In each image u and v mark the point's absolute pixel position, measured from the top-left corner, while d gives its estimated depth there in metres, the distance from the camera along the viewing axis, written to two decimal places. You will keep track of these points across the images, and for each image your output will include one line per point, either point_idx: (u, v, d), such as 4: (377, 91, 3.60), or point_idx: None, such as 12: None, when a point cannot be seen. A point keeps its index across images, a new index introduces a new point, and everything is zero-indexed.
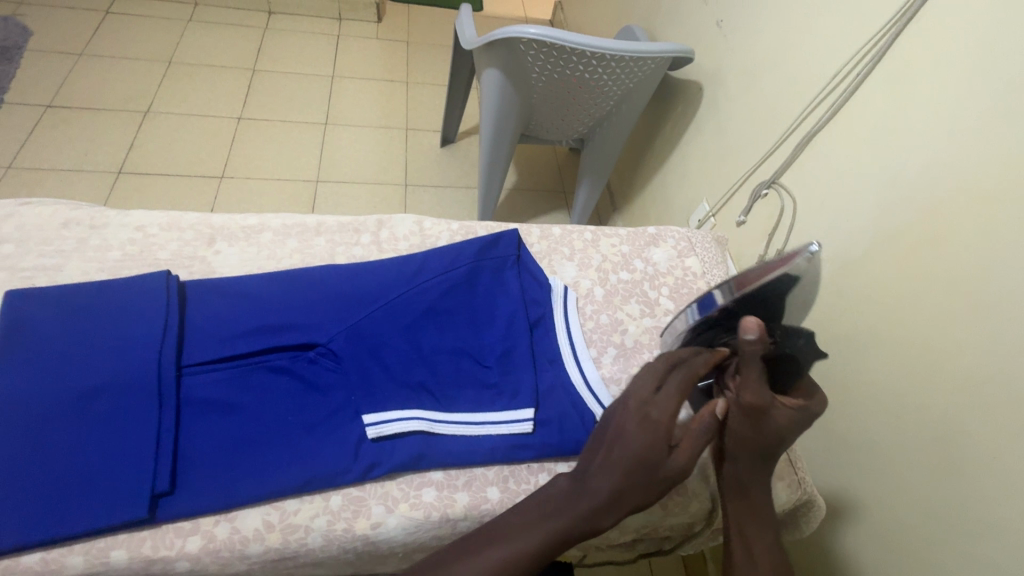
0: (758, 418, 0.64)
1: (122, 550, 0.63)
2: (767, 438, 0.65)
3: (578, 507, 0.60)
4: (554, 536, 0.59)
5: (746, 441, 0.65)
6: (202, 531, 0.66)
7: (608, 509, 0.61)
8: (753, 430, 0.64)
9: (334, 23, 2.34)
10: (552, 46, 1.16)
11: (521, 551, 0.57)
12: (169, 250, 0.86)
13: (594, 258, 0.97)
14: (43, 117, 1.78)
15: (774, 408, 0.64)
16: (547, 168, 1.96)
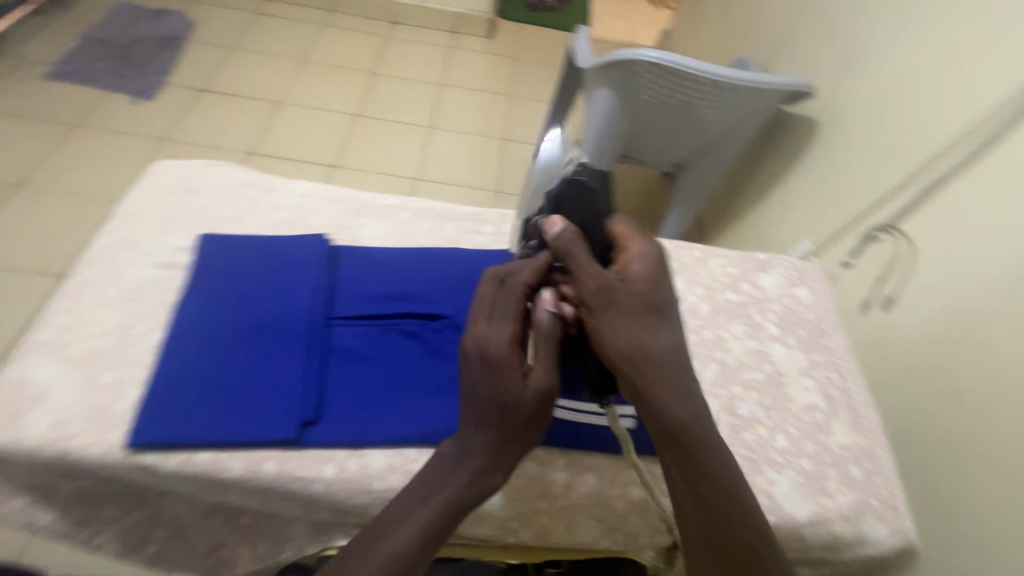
0: (612, 304, 0.59)
1: (273, 464, 0.62)
2: (631, 319, 0.59)
3: (452, 483, 0.56)
4: (445, 505, 0.55)
5: (623, 339, 0.57)
6: (338, 461, 0.64)
7: (483, 471, 0.57)
8: (616, 321, 0.58)
9: (450, 37, 2.50)
10: (670, 70, 1.19)
11: (409, 548, 0.52)
12: (324, 217, 0.87)
13: (702, 274, 0.84)
14: (199, 99, 2.02)
15: (620, 285, 0.59)
16: (634, 192, 1.97)
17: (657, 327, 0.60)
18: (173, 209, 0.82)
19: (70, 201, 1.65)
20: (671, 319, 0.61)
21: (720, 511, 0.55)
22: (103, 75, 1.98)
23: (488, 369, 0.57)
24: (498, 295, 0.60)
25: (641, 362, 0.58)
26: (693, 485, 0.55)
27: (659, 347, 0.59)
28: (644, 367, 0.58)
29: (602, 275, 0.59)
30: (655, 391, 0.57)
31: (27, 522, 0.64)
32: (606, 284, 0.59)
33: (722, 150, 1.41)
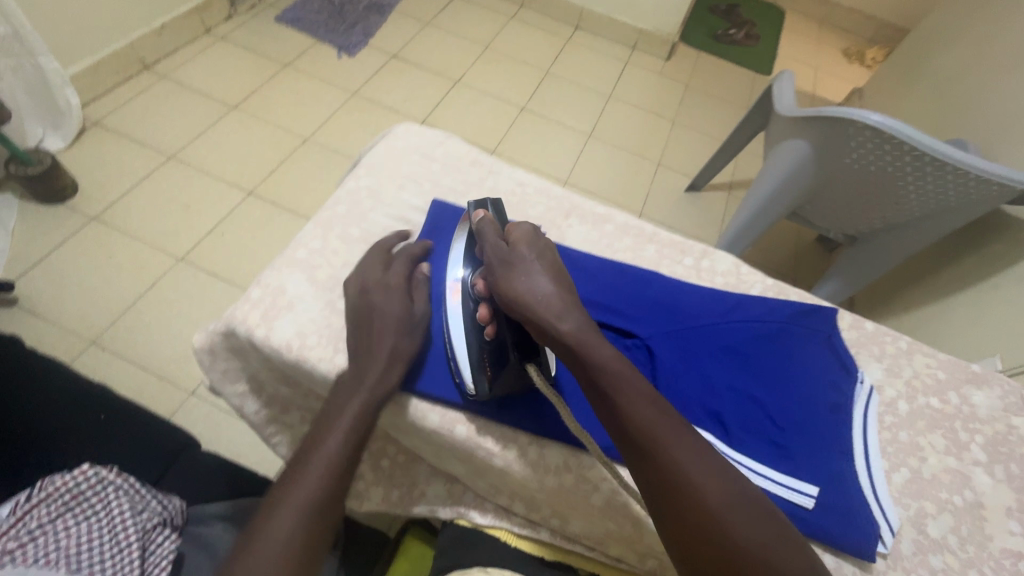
0: (504, 268, 0.59)
1: (465, 429, 0.61)
2: (521, 268, 0.58)
3: (341, 421, 0.55)
4: (351, 430, 0.55)
5: (523, 289, 0.56)
6: (520, 445, 0.61)
7: (371, 399, 0.57)
8: (507, 278, 0.58)
9: (626, 51, 2.47)
10: (888, 139, 1.09)
11: (314, 491, 0.51)
12: (539, 210, 0.76)
13: (905, 370, 0.67)
14: (389, 63, 2.13)
15: (504, 250, 0.60)
16: (783, 248, 1.83)
17: (543, 270, 0.58)
18: (413, 172, 0.79)
19: (265, 127, 1.82)
20: (550, 262, 0.60)
21: (655, 457, 0.46)
22: (317, 25, 2.18)
23: (365, 320, 0.61)
24: (367, 270, 0.66)
25: (534, 305, 0.55)
26: (618, 428, 0.49)
27: (549, 287, 0.57)
28: (534, 306, 0.55)
29: (492, 242, 0.62)
30: (555, 322, 0.54)
31: (234, 404, 0.71)
32: (493, 254, 0.61)
33: (904, 238, 1.28)
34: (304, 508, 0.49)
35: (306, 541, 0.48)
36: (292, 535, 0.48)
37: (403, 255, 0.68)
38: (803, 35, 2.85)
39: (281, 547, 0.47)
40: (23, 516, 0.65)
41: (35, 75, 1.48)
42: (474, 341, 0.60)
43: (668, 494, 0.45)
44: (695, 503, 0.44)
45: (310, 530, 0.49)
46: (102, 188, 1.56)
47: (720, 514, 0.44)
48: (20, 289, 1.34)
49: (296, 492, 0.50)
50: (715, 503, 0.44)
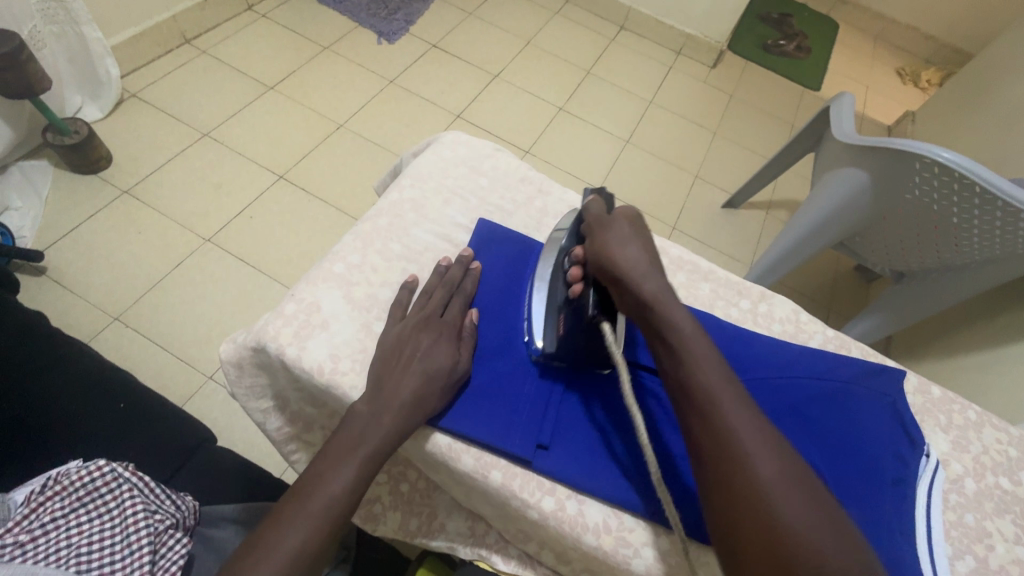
0: (599, 234, 0.59)
1: (500, 475, 0.58)
2: (615, 238, 0.57)
3: (354, 458, 0.52)
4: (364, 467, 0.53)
5: (613, 251, 0.55)
6: (557, 497, 0.58)
7: (386, 441, 0.54)
8: (599, 242, 0.57)
9: (672, 56, 2.38)
10: (956, 178, 1.02)
11: (306, 539, 0.49)
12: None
13: (974, 445, 0.62)
14: (428, 53, 2.08)
15: (603, 219, 0.61)
16: (820, 273, 1.72)
17: (638, 241, 0.57)
18: (458, 182, 0.79)
19: (300, 110, 1.79)
20: (645, 237, 0.58)
21: (712, 419, 0.44)
22: (359, 9, 2.14)
23: (396, 360, 0.58)
24: (419, 308, 0.63)
25: (621, 266, 0.54)
26: (682, 382, 0.47)
27: (639, 255, 0.55)
28: (621, 265, 0.54)
29: (591, 216, 0.63)
30: (639, 281, 0.52)
31: (256, 420, 0.71)
32: (591, 223, 0.61)
33: (961, 280, 1.15)
34: (291, 556, 0.48)
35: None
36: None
37: (455, 293, 0.66)
38: (857, 51, 2.73)
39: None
40: (37, 509, 0.64)
41: (78, 43, 1.47)
42: (553, 317, 0.63)
43: (716, 451, 0.43)
44: (747, 475, 0.42)
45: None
46: (134, 161, 1.55)
47: (772, 491, 0.41)
48: (48, 258, 1.34)
49: (289, 534, 0.49)
50: (769, 482, 0.41)
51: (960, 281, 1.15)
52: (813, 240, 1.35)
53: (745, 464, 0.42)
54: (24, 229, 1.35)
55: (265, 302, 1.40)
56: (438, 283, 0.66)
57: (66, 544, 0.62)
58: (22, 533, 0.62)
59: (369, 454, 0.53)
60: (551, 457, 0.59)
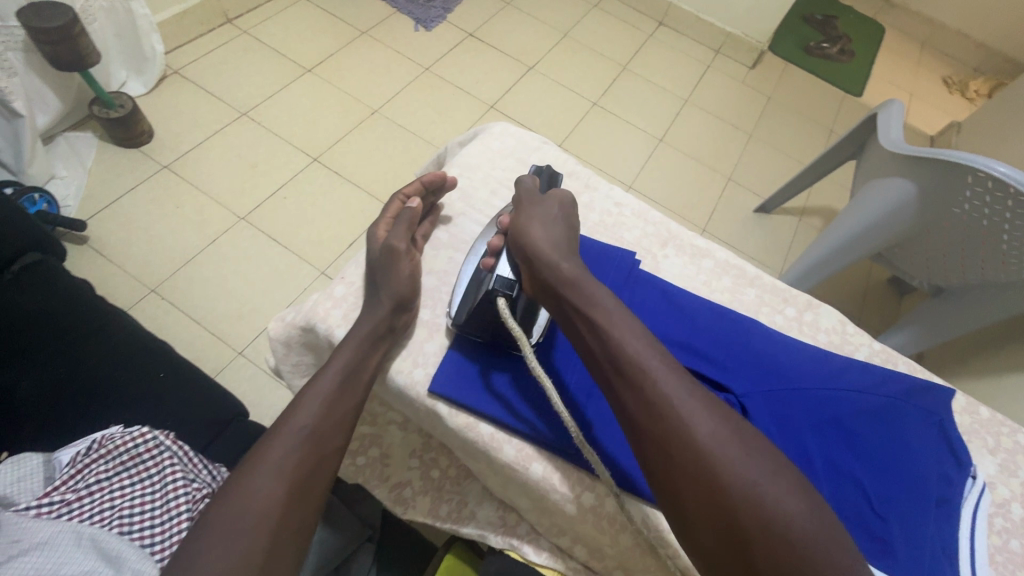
0: (525, 208, 0.63)
1: (540, 468, 0.58)
2: (539, 214, 0.62)
3: (313, 393, 0.55)
4: (326, 400, 0.55)
5: (532, 227, 0.59)
6: (597, 492, 0.58)
7: (342, 377, 0.57)
8: (520, 215, 0.62)
9: (710, 54, 2.33)
10: (1011, 194, 0.98)
11: (289, 448, 0.51)
12: (634, 234, 0.76)
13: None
14: (464, 41, 2.07)
15: (532, 196, 0.65)
16: (853, 283, 1.68)
17: (558, 221, 0.62)
18: (506, 174, 0.79)
19: (336, 93, 1.80)
20: (569, 220, 0.62)
21: (637, 384, 0.46)
22: None
23: (387, 260, 0.63)
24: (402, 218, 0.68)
25: (540, 243, 0.58)
26: (605, 347, 0.48)
27: (557, 236, 0.60)
28: (535, 241, 0.58)
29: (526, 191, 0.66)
30: (555, 260, 0.56)
31: None
32: (520, 198, 0.65)
33: (1006, 300, 1.11)
34: (277, 463, 0.50)
35: (278, 499, 0.49)
36: (262, 491, 0.49)
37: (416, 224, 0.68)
38: (903, 56, 2.64)
39: (251, 507, 0.48)
40: (82, 470, 0.66)
41: (126, 19, 1.50)
42: (472, 286, 0.63)
43: (648, 418, 0.44)
44: (682, 433, 0.43)
45: (283, 486, 0.49)
46: (175, 137, 1.58)
47: (716, 449, 0.42)
48: (91, 229, 1.38)
49: (272, 446, 0.51)
50: (703, 437, 0.42)
51: (1001, 302, 1.12)
52: (848, 252, 1.32)
53: (677, 421, 0.43)
54: (69, 199, 1.39)
55: (295, 281, 1.42)
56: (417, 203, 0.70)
57: (110, 506, 0.64)
58: (68, 493, 0.64)
59: (340, 373, 0.57)
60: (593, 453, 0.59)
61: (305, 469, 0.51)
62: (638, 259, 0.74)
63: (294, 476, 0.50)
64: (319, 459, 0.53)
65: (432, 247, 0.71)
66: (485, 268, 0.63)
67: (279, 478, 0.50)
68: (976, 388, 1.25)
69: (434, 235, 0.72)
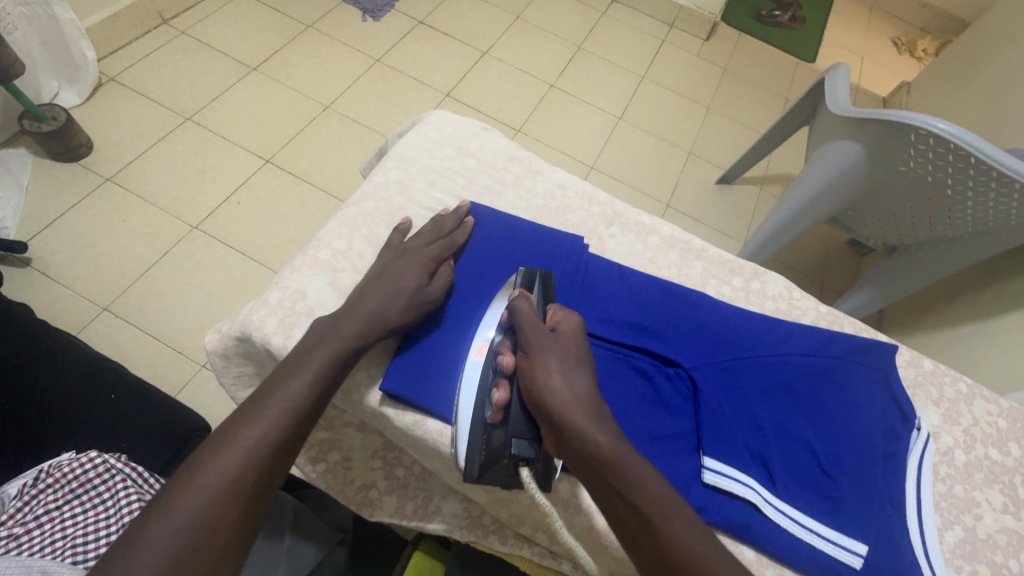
0: (537, 355, 0.54)
1: None
2: (557, 361, 0.54)
3: (282, 394, 0.53)
4: (296, 407, 0.53)
5: (555, 384, 0.52)
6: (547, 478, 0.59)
7: (317, 381, 0.55)
8: (538, 367, 0.53)
9: (664, 29, 2.32)
10: (950, 149, 1.00)
11: (244, 453, 0.49)
12: (579, 216, 0.76)
13: (965, 416, 0.63)
14: (414, 30, 2.02)
15: (544, 333, 0.56)
16: (814, 248, 1.71)
17: (578, 367, 0.55)
18: (445, 164, 0.78)
19: (284, 91, 1.74)
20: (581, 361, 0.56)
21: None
22: None
23: (392, 264, 0.64)
24: (411, 242, 0.67)
25: (568, 406, 0.51)
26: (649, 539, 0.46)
27: (580, 387, 0.53)
28: (565, 407, 0.51)
29: (531, 328, 0.56)
30: (587, 428, 0.50)
31: None
32: (526, 335, 0.56)
33: (954, 253, 1.15)
34: (228, 466, 0.48)
35: (224, 507, 0.47)
36: (208, 496, 0.47)
37: (444, 234, 0.68)
38: (853, 20, 2.68)
39: (194, 510, 0.46)
40: (31, 501, 0.63)
41: (50, 27, 1.43)
42: (477, 434, 0.54)
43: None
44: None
45: (229, 492, 0.47)
46: (117, 147, 1.51)
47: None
48: (32, 250, 1.31)
49: (226, 448, 0.49)
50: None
51: (952, 255, 1.15)
52: (805, 217, 1.33)
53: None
54: (5, 220, 1.33)
55: (255, 288, 1.38)
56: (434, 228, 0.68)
57: (62, 535, 0.62)
58: (16, 526, 0.61)
59: (315, 377, 0.55)
60: None
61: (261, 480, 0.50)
62: (585, 241, 0.74)
63: (243, 483, 0.48)
64: (274, 468, 0.51)
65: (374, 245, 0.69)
66: (492, 428, 0.54)
67: (227, 490, 0.48)
68: (933, 341, 1.29)
69: (377, 233, 0.70)
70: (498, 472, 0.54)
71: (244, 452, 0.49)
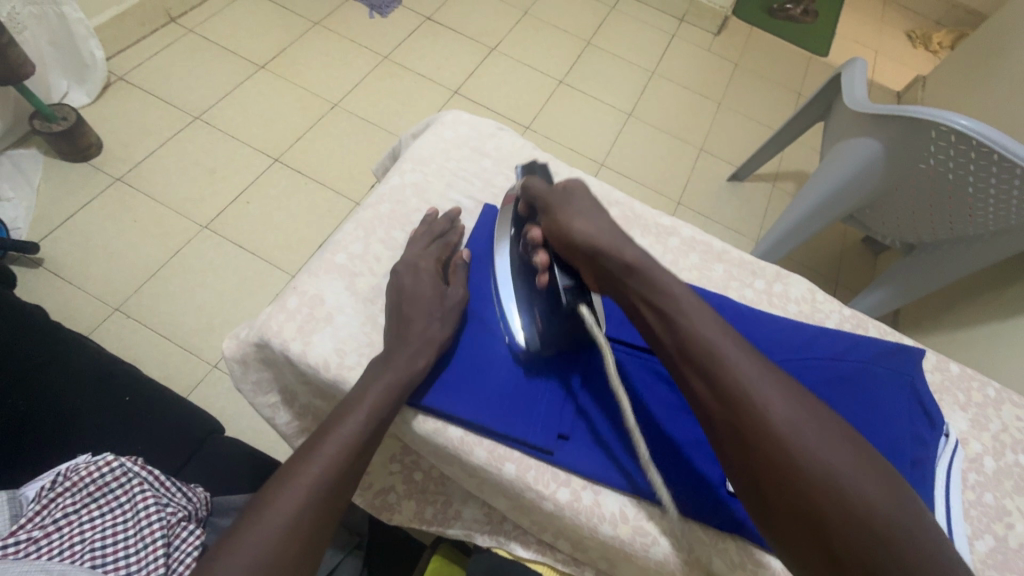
0: (560, 207, 0.62)
1: (514, 466, 0.58)
2: (575, 210, 0.62)
3: (340, 430, 0.51)
4: (353, 443, 0.51)
5: (577, 228, 0.59)
6: (572, 488, 0.58)
7: (375, 418, 0.53)
8: (560, 215, 0.61)
9: (675, 23, 2.29)
10: (974, 146, 0.98)
11: (303, 499, 0.47)
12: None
13: (994, 423, 0.61)
14: (422, 26, 2.00)
15: (558, 192, 0.64)
16: (828, 246, 1.69)
17: (598, 212, 0.62)
18: (460, 165, 0.77)
19: (292, 89, 1.74)
20: (599, 207, 0.63)
21: (736, 413, 0.45)
22: None
23: (399, 281, 0.63)
24: (405, 252, 0.66)
25: (598, 239, 0.58)
26: (678, 341, 0.50)
27: (602, 225, 0.60)
28: (591, 240, 0.58)
29: (543, 193, 0.65)
30: (618, 250, 0.56)
31: (265, 415, 0.70)
32: (545, 200, 0.64)
33: (974, 251, 1.13)
34: (289, 511, 0.46)
35: (283, 554, 0.45)
36: (269, 545, 0.45)
37: (436, 238, 0.69)
38: (867, 13, 2.64)
39: (258, 559, 0.44)
40: (49, 505, 0.63)
41: (60, 25, 1.42)
42: (524, 309, 0.62)
43: (720, 406, 0.46)
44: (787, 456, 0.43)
45: (291, 539, 0.46)
46: (127, 147, 1.51)
47: (826, 461, 0.43)
48: (44, 250, 1.32)
49: (286, 493, 0.47)
50: (780, 418, 0.44)
51: (974, 253, 1.13)
52: (820, 217, 1.32)
53: (758, 416, 0.45)
54: (18, 220, 1.33)
55: (266, 288, 1.38)
56: (427, 231, 0.69)
57: (81, 539, 0.62)
58: (36, 529, 0.61)
59: (371, 412, 0.53)
60: (567, 450, 0.59)
61: (321, 520, 0.48)
62: None
63: (305, 531, 0.47)
64: (332, 511, 0.49)
65: (391, 248, 0.68)
66: (541, 284, 0.62)
67: (288, 533, 0.46)
68: (951, 341, 1.27)
69: (392, 236, 0.70)
70: (557, 327, 0.60)
71: (303, 492, 0.48)
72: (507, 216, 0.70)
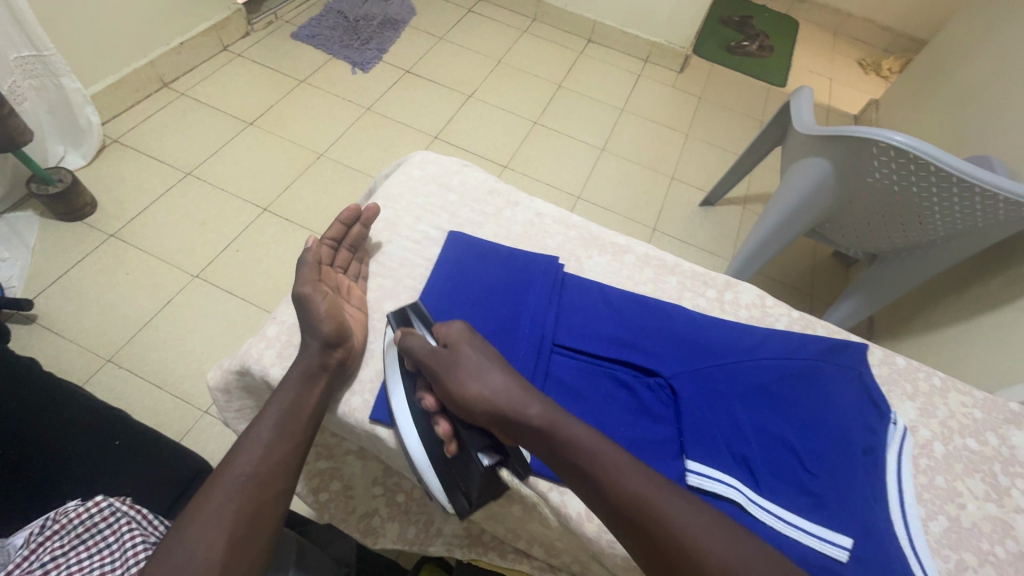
0: (448, 375, 0.58)
1: None
2: (465, 370, 0.58)
3: (256, 431, 0.59)
4: (268, 441, 0.58)
5: (474, 388, 0.56)
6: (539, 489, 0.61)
7: (284, 416, 0.60)
8: (452, 377, 0.58)
9: (640, 63, 2.44)
10: (911, 159, 1.05)
11: (229, 491, 0.54)
12: (557, 240, 0.80)
13: (941, 410, 0.66)
14: (401, 79, 2.12)
15: (441, 354, 0.60)
16: (801, 263, 1.75)
17: (490, 364, 0.59)
18: (428, 200, 0.83)
19: (279, 143, 1.82)
20: (493, 355, 0.61)
21: (647, 531, 0.49)
22: (332, 42, 2.18)
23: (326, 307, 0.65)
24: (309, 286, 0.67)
25: (495, 403, 0.56)
26: (602, 494, 0.51)
27: (495, 379, 0.58)
28: (491, 397, 0.56)
29: (424, 349, 0.61)
30: (519, 408, 0.55)
31: None
32: (429, 363, 0.60)
33: (929, 258, 1.20)
34: (220, 503, 0.53)
35: (218, 539, 0.51)
36: (203, 534, 0.51)
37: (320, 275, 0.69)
38: (820, 46, 2.82)
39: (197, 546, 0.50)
40: (37, 549, 0.64)
41: (57, 95, 1.50)
42: (442, 478, 0.58)
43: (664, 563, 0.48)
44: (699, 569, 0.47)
45: (223, 527, 0.52)
46: (120, 205, 1.57)
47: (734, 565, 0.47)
48: (38, 307, 1.35)
49: (216, 492, 0.54)
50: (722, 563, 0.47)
51: (931, 258, 1.19)
52: (784, 232, 1.38)
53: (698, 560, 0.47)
54: (12, 278, 1.37)
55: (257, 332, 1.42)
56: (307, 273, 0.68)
57: None
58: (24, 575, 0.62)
59: (278, 411, 0.60)
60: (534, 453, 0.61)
61: (250, 505, 0.54)
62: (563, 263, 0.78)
63: (234, 516, 0.53)
64: (264, 498, 0.55)
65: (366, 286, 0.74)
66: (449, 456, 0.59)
67: (220, 520, 0.52)
68: (922, 345, 1.32)
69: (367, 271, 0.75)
70: (483, 486, 0.59)
71: (231, 486, 0.54)
72: (395, 369, 0.64)
